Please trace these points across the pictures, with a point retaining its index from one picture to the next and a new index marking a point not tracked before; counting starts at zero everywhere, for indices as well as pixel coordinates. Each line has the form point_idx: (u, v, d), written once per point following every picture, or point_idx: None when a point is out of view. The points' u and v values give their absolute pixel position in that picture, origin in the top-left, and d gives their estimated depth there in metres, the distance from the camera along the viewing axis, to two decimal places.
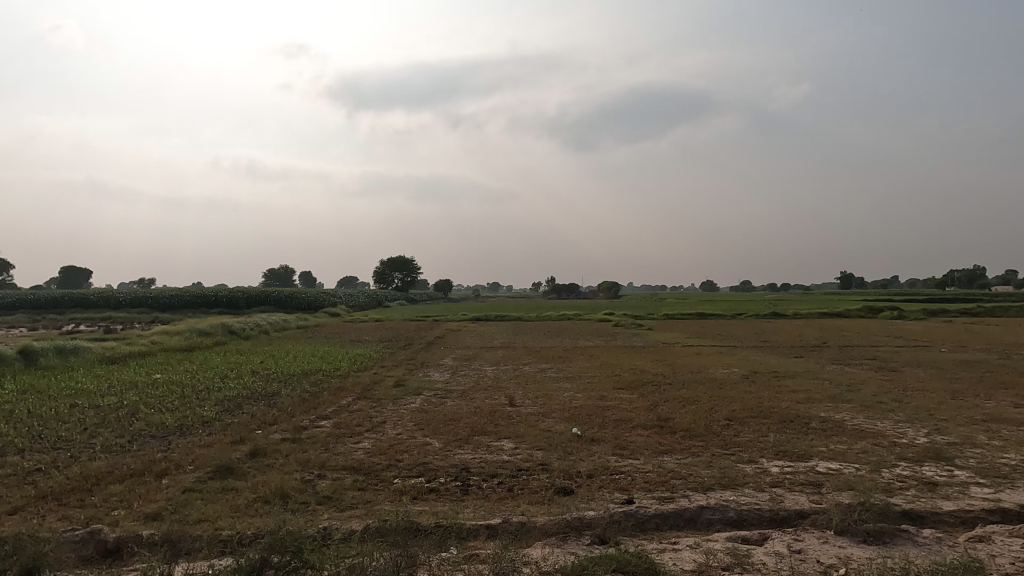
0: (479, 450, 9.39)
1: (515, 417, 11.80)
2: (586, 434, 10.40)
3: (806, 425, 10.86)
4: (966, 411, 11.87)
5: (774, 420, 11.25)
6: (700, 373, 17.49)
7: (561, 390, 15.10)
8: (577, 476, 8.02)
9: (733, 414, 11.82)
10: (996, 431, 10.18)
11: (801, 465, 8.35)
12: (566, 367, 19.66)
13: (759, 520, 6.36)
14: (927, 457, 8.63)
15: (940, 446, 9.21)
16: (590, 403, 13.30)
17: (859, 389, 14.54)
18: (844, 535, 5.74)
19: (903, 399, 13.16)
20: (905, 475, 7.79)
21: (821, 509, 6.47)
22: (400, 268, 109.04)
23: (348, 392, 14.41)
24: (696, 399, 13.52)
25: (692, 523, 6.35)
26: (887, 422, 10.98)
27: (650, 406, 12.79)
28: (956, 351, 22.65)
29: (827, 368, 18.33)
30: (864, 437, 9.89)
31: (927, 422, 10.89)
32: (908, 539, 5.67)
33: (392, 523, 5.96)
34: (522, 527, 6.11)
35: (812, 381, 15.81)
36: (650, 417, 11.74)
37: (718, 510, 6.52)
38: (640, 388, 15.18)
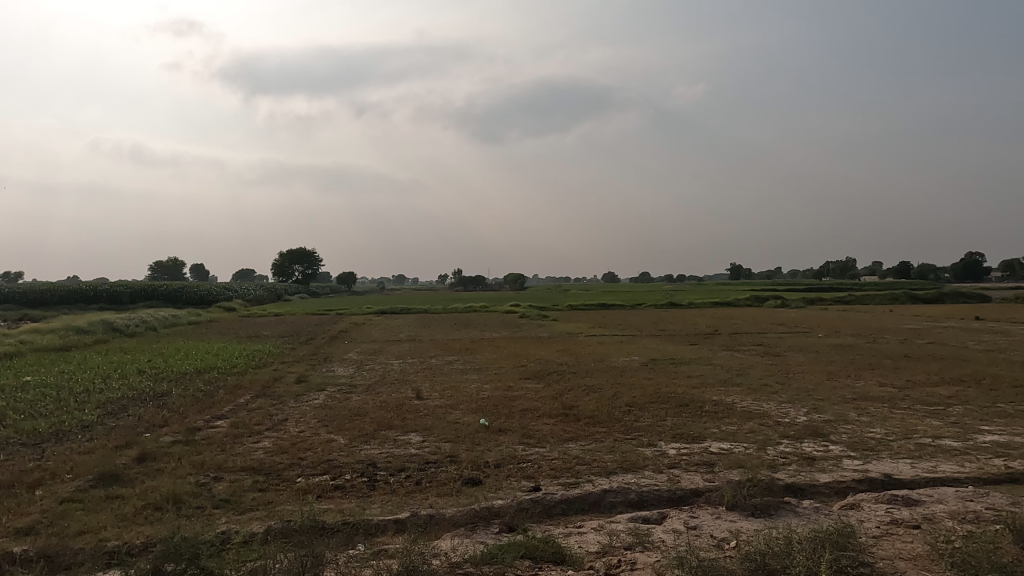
0: (386, 444, 9.26)
1: (421, 410, 11.73)
2: (494, 424, 10.51)
3: (700, 408, 11.50)
4: (840, 390, 12.99)
5: (672, 404, 11.85)
6: (601, 362, 18.07)
7: (469, 381, 15.18)
8: (485, 466, 8.09)
9: (634, 400, 12.31)
10: (864, 408, 11.21)
11: (696, 447, 8.83)
12: (473, 358, 19.81)
13: (658, 500, 6.67)
14: (807, 434, 9.37)
15: (818, 423, 10.03)
16: (498, 394, 13.45)
17: (747, 373, 15.59)
18: (734, 509, 6.13)
19: (785, 381, 14.26)
20: (787, 452, 8.42)
21: (713, 487, 6.88)
22: (300, 261, 105.47)
23: (246, 390, 13.76)
24: (599, 386, 14.00)
25: (595, 506, 6.58)
26: (771, 403, 11.81)
27: (555, 395, 13.10)
28: (829, 336, 24.79)
29: (718, 354, 19.55)
30: (751, 417, 10.59)
31: (805, 402, 11.83)
32: (790, 509, 6.14)
33: (295, 523, 5.78)
34: (430, 519, 6.11)
35: (705, 367, 16.78)
36: (555, 405, 12.02)
37: (621, 492, 6.79)
38: (545, 377, 15.48)
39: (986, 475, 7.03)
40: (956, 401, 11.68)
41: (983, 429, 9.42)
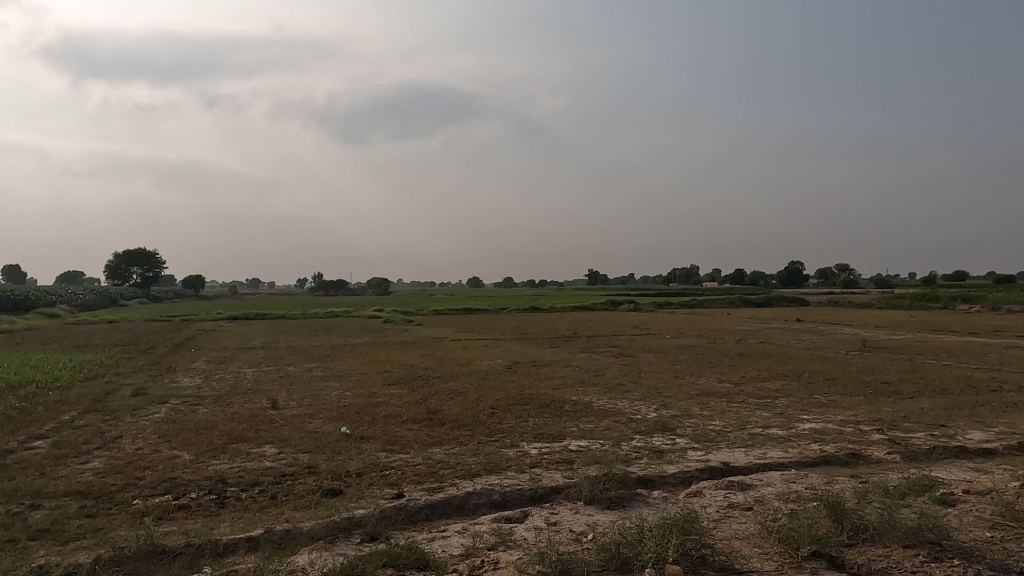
0: (237, 458, 8.68)
1: (278, 421, 11.13)
2: (356, 432, 10.20)
3: (560, 408, 11.91)
4: (685, 387, 14.04)
5: (534, 406, 12.16)
6: (466, 366, 18.17)
7: (330, 389, 14.63)
8: (346, 475, 7.84)
9: (497, 402, 12.51)
10: (706, 403, 12.20)
11: (556, 445, 9.13)
12: (334, 365, 19.12)
13: (520, 499, 6.81)
14: (657, 429, 10.02)
15: (666, 418, 10.76)
16: (360, 401, 13.08)
17: (603, 373, 16.40)
18: (591, 504, 6.40)
19: (637, 380, 15.16)
20: (639, 446, 8.95)
21: (572, 483, 7.15)
22: (138, 263, 96.30)
23: (71, 405, 12.28)
24: (463, 390, 14.07)
25: (459, 509, 6.59)
26: (625, 401, 12.50)
27: (419, 400, 12.97)
28: (675, 337, 26.74)
29: (577, 355, 20.40)
30: (607, 415, 11.15)
31: (655, 399, 12.65)
32: (641, 500, 6.52)
33: (131, 550, 5.26)
34: (286, 534, 5.81)
35: (565, 368, 17.44)
36: (419, 410, 11.90)
37: (484, 494, 6.86)
38: (409, 382, 15.29)
39: (806, 459, 7.89)
40: (782, 394, 13.03)
41: (803, 418, 10.59)
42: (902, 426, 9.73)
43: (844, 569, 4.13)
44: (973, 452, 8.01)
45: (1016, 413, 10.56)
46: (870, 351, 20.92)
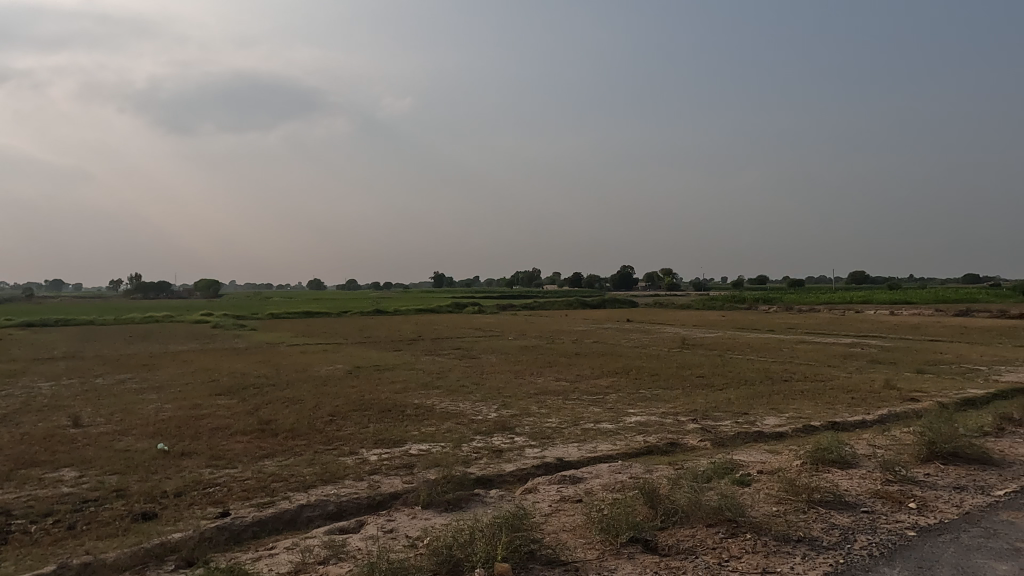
0: (27, 486, 7.58)
1: (80, 440, 9.87)
2: (175, 448, 9.34)
3: (402, 412, 11.77)
4: (524, 387, 14.51)
5: (375, 411, 11.91)
6: (303, 372, 17.34)
7: (146, 402, 13.25)
8: (162, 496, 7.15)
9: (336, 409, 12.08)
10: (543, 401, 12.70)
11: (397, 450, 9.01)
12: (151, 375, 17.35)
13: (357, 508, 6.63)
14: (496, 428, 10.25)
15: (506, 418, 11.05)
16: (182, 413, 12.00)
17: (446, 375, 16.47)
18: (429, 507, 6.39)
19: (479, 381, 15.41)
20: (479, 446, 9.10)
21: (410, 488, 7.09)
22: None
23: None
24: (300, 398, 13.41)
25: (291, 524, 6.27)
26: (467, 403, 12.65)
27: (251, 410, 12.17)
28: (517, 338, 27.56)
29: (421, 358, 20.30)
30: (449, 417, 11.21)
31: (496, 399, 12.94)
32: (478, 500, 6.62)
33: None
34: (84, 568, 5.18)
35: (408, 371, 17.27)
36: (250, 421, 11.16)
37: (318, 506, 6.60)
38: (239, 392, 14.28)
39: (632, 450, 8.49)
40: (612, 390, 13.92)
41: (630, 412, 11.38)
42: (713, 415, 10.80)
43: (655, 550, 4.47)
44: (769, 436, 9.10)
45: (803, 400, 12.16)
46: (688, 348, 22.98)
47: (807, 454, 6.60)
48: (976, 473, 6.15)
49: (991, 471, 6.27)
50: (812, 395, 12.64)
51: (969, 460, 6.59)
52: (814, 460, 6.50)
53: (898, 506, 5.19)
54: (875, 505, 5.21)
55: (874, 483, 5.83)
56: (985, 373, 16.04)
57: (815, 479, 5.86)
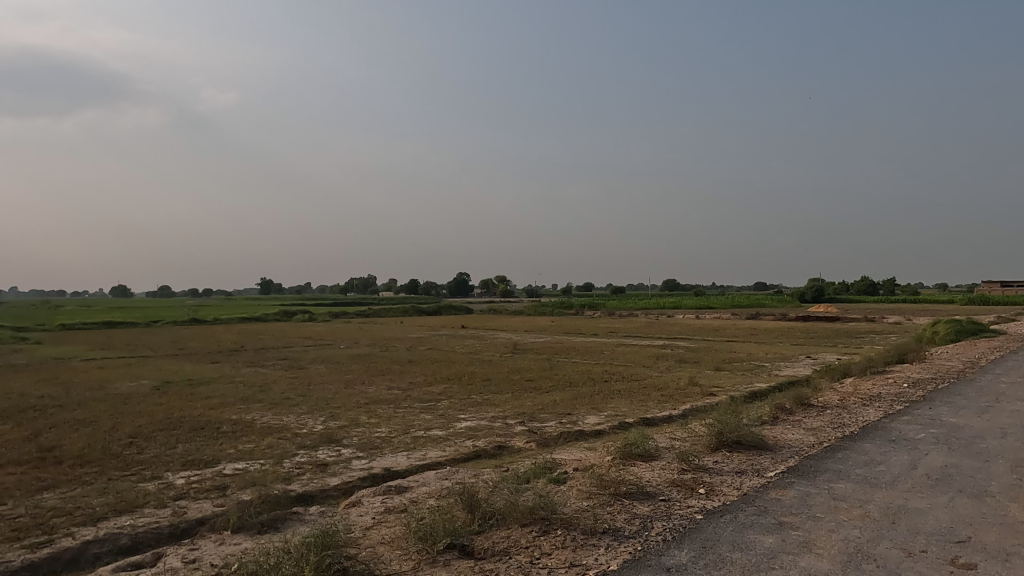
0: None
1: None
2: None
3: (217, 429, 10.86)
4: (354, 397, 14.06)
5: (185, 430, 10.86)
6: (99, 390, 15.36)
7: None
8: None
9: (138, 430, 10.84)
10: (374, 410, 12.39)
11: (208, 472, 8.28)
12: None
13: (156, 539, 5.98)
14: (322, 441, 9.82)
15: (333, 430, 10.62)
16: None
17: (270, 387, 15.49)
18: (240, 531, 5.94)
19: (306, 393, 14.68)
20: (302, 462, 8.65)
21: (221, 511, 6.55)
22: None
23: None
24: (93, 419, 11.86)
25: (72, 564, 5.50)
26: (291, 416, 11.98)
27: (29, 436, 10.52)
28: (349, 347, 26.68)
29: (242, 370, 18.91)
30: (270, 433, 10.53)
31: (323, 411, 12.40)
32: (296, 518, 6.27)
33: None
34: None
35: (226, 385, 15.99)
36: (27, 449, 9.65)
37: (108, 540, 5.86)
38: (15, 416, 12.30)
39: (460, 455, 8.56)
40: (444, 396, 13.95)
41: (460, 417, 11.48)
42: (539, 417, 11.23)
43: (472, 555, 4.51)
44: (588, 434, 9.65)
45: (620, 399, 13.05)
46: (519, 353, 23.73)
47: (617, 450, 7.10)
48: (755, 458, 6.99)
49: (766, 455, 7.16)
50: (628, 394, 13.62)
51: (749, 447, 7.47)
52: (623, 455, 7.00)
53: (690, 492, 5.73)
54: (671, 493, 5.71)
55: (672, 473, 6.39)
56: (769, 369, 18.35)
57: (622, 473, 6.31)
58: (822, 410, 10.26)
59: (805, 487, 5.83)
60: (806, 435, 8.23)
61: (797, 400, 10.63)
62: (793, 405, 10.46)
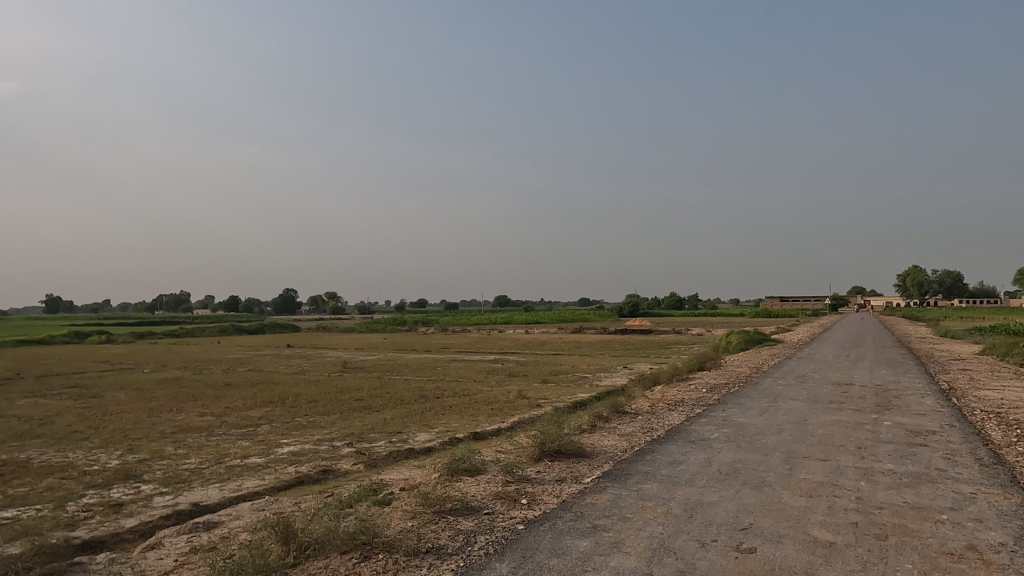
0: None
1: None
2: None
3: None
4: (159, 426, 12.68)
5: None
6: None
7: None
8: None
9: None
10: (182, 440, 11.25)
11: None
12: None
13: None
14: (117, 478, 8.70)
15: (131, 465, 9.46)
16: None
17: (52, 420, 13.46)
18: None
19: (99, 424, 12.95)
20: (91, 503, 7.59)
21: None
22: None
23: None
24: None
25: None
26: (79, 452, 10.50)
27: None
28: (155, 371, 24.07)
29: (16, 402, 16.24)
30: (50, 473, 9.13)
31: (120, 444, 11.02)
32: (79, 569, 5.48)
33: None
34: None
35: None
36: None
37: None
38: None
39: (279, 483, 8.04)
40: (265, 421, 13.05)
41: (282, 442, 10.80)
42: (368, 437, 10.90)
43: None
44: (418, 451, 9.56)
45: (451, 414, 13.09)
46: (348, 372, 22.94)
47: (444, 466, 7.09)
48: (574, 465, 7.35)
49: (584, 462, 7.57)
50: (459, 409, 13.71)
51: (569, 455, 7.85)
52: (449, 471, 7.01)
53: (513, 503, 5.87)
54: (494, 506, 5.80)
55: (497, 485, 6.52)
56: (590, 379, 19.47)
57: (447, 489, 6.31)
58: (634, 416, 11.08)
59: (617, 490, 6.23)
60: (620, 440, 8.83)
61: (613, 409, 11.39)
62: (610, 413, 11.20)
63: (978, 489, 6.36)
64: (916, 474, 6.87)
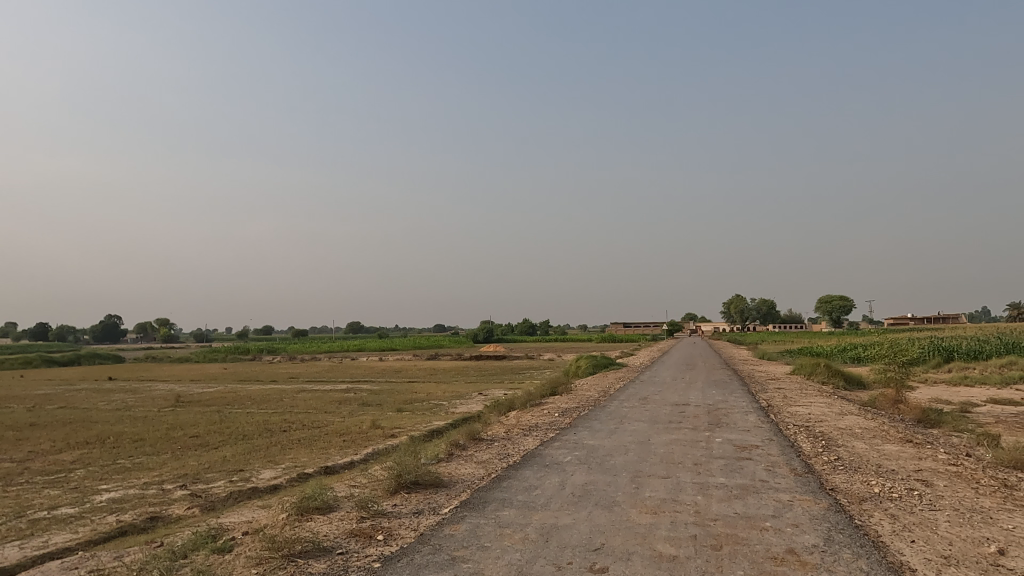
0: None
1: None
2: None
3: None
4: None
5: None
6: None
7: None
8: None
9: None
10: None
11: None
12: None
13: None
14: None
15: None
16: None
17: None
18: None
19: None
20: None
21: None
22: None
23: None
24: None
25: None
26: None
27: None
28: None
29: None
30: None
31: None
32: None
33: None
34: None
35: None
36: None
37: None
38: None
39: (97, 536, 7.12)
40: (79, 465, 11.54)
41: (102, 488, 9.61)
42: (204, 477, 10.02)
43: None
44: (262, 491, 8.94)
45: (299, 448, 12.41)
46: (181, 407, 20.94)
47: (293, 505, 6.68)
48: (431, 496, 7.24)
49: (441, 492, 7.49)
50: (308, 443, 13.01)
51: (426, 486, 7.73)
52: (299, 510, 6.61)
53: (368, 541, 5.65)
54: (348, 545, 5.56)
55: (351, 523, 6.25)
56: (446, 407, 19.33)
57: (297, 530, 5.94)
58: (490, 443, 11.17)
59: (475, 519, 6.22)
60: (477, 468, 8.88)
61: (470, 436, 11.43)
62: (466, 441, 11.21)
63: (793, 497, 7.13)
64: (743, 486, 7.57)
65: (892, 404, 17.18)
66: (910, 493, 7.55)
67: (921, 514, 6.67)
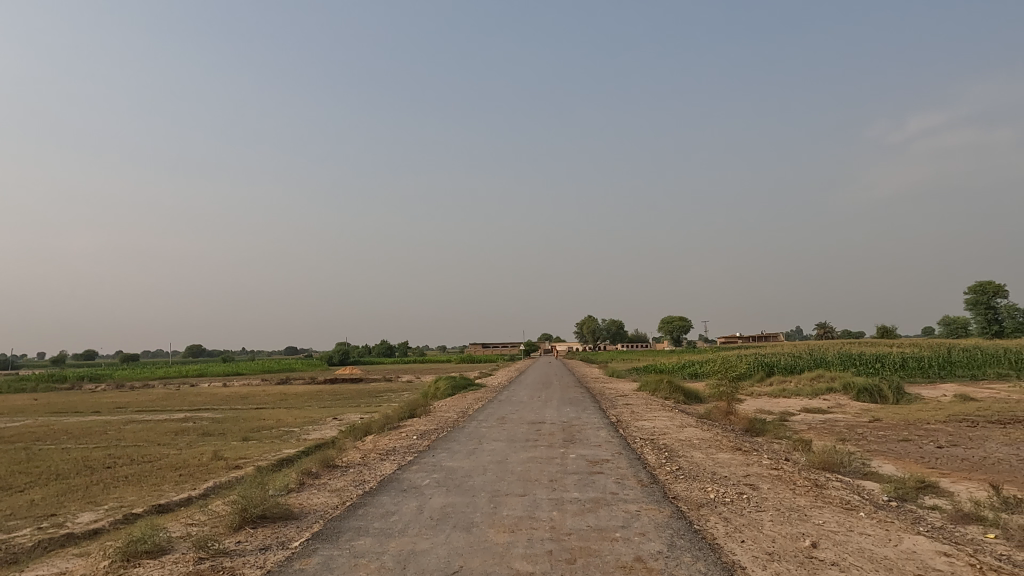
0: None
1: None
2: None
3: None
4: None
5: None
6: None
7: None
8: None
9: None
10: None
11: None
12: None
13: None
14: None
15: None
16: None
17: None
18: None
19: None
20: None
21: None
22: None
23: None
24: None
25: None
26: None
27: None
28: None
29: None
30: None
31: None
32: None
33: None
34: None
35: None
36: None
37: None
38: None
39: None
40: None
41: None
42: (4, 526, 8.68)
43: None
44: (79, 536, 7.91)
45: (126, 486, 11.16)
46: None
47: (117, 551, 5.97)
48: (279, 530, 6.81)
49: (291, 524, 7.07)
50: (136, 480, 11.73)
51: (273, 519, 7.26)
52: (124, 556, 5.93)
53: None
54: None
55: (186, 565, 5.70)
56: (296, 434, 18.34)
57: None
58: (345, 469, 10.75)
59: (328, 551, 5.92)
60: (331, 497, 8.48)
61: (323, 463, 10.92)
62: (319, 469, 10.69)
63: (640, 506, 7.54)
64: (595, 499, 7.89)
65: (724, 416, 18.80)
66: (740, 497, 8.28)
67: (748, 516, 7.33)
